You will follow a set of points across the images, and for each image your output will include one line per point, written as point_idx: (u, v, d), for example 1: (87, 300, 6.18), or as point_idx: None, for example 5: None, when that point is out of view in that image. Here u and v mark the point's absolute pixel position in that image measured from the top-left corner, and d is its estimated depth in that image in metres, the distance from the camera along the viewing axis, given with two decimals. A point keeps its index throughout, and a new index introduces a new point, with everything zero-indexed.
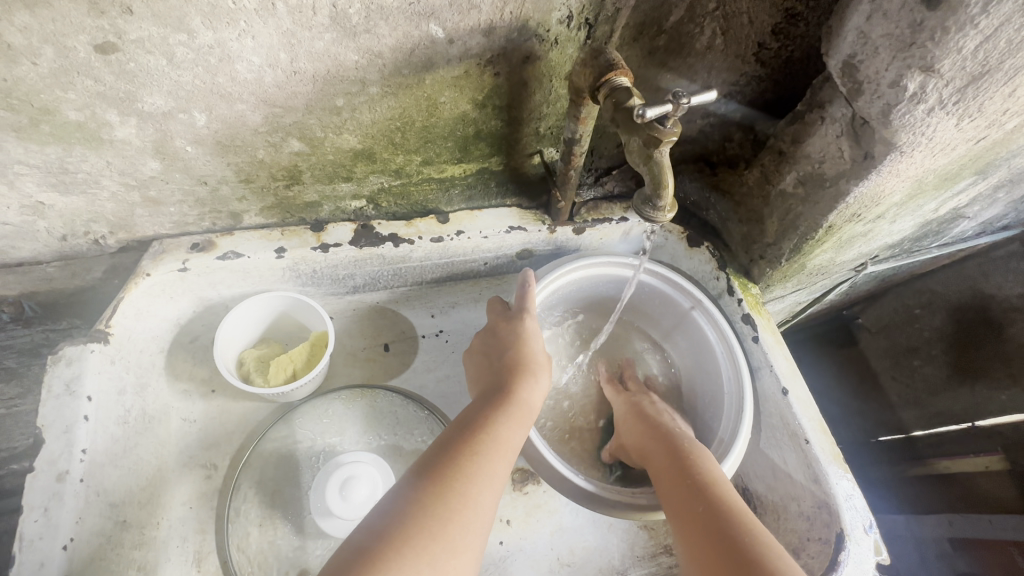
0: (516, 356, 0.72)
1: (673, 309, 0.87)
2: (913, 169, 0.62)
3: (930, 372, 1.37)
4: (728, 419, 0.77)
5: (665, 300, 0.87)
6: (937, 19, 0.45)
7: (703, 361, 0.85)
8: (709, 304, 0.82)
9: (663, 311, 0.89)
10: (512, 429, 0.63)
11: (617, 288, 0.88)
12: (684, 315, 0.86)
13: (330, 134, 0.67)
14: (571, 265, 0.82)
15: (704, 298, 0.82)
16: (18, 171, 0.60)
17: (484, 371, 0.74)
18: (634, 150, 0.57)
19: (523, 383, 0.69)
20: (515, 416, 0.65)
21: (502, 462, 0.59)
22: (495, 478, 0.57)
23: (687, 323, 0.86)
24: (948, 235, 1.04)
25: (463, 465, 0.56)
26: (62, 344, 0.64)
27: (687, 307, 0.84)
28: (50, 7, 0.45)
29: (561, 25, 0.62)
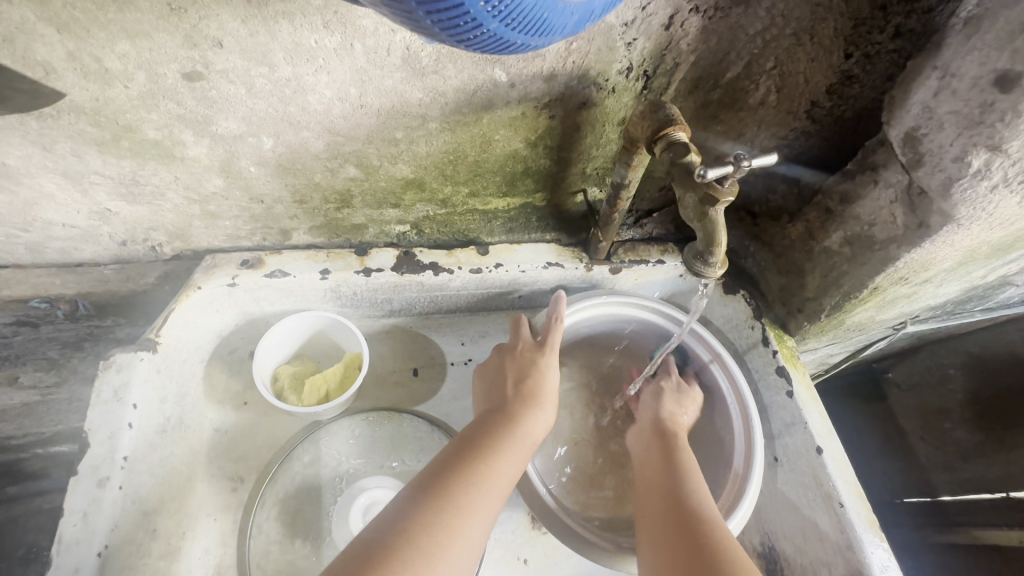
0: (537, 367, 0.73)
1: (693, 362, 0.85)
2: (968, 240, 0.61)
3: (961, 435, 1.36)
4: (735, 473, 0.74)
5: (684, 352, 0.85)
6: (1009, 102, 0.45)
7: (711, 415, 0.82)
8: (729, 359, 0.80)
9: (678, 367, 0.88)
10: (528, 434, 0.66)
11: (639, 333, 0.87)
12: (702, 369, 0.83)
13: (386, 163, 0.70)
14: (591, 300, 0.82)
15: (724, 353, 0.81)
16: (93, 180, 0.63)
17: (493, 381, 0.74)
18: (689, 206, 0.58)
19: (541, 391, 0.71)
20: (532, 425, 0.67)
21: (496, 491, 0.58)
22: (508, 480, 0.60)
23: (703, 379, 0.83)
24: (992, 300, 1.01)
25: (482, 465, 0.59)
26: (114, 351, 0.66)
27: (706, 360, 0.82)
28: (149, 38, 0.48)
29: (621, 75, 0.63)
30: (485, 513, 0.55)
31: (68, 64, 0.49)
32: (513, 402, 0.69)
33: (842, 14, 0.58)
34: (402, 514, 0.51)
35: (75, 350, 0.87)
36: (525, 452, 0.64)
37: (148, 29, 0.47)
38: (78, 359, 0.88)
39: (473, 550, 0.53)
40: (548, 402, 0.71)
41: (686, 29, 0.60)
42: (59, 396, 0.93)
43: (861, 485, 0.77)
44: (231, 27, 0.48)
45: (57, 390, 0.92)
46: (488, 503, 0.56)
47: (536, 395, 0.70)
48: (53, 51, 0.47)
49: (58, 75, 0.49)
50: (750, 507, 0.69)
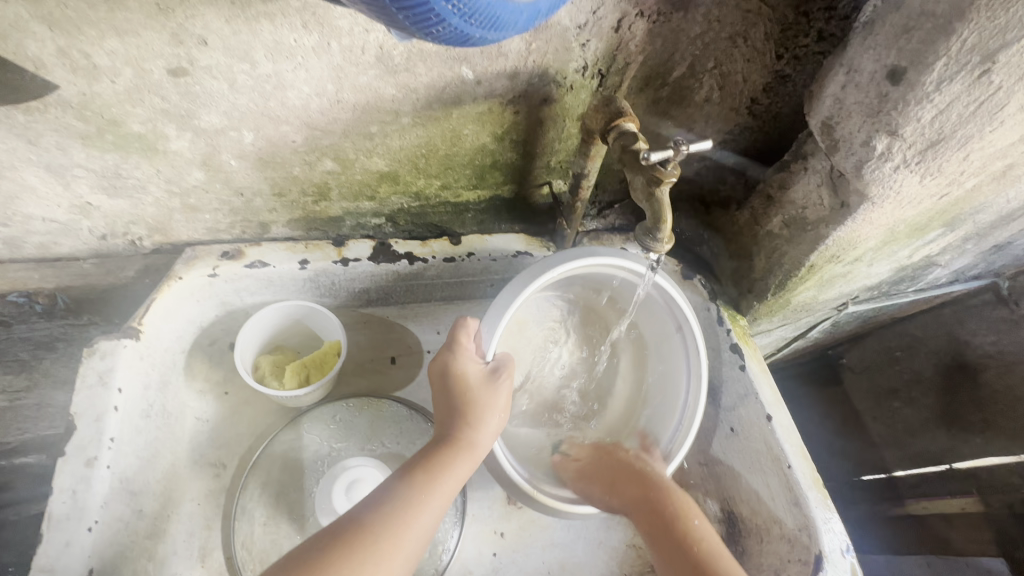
0: (473, 363, 0.71)
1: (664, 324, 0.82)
2: (885, 218, 0.69)
3: (909, 413, 1.47)
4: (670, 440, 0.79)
5: (654, 315, 0.83)
6: (899, 93, 0.52)
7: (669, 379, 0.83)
8: (695, 331, 0.77)
9: (652, 321, 0.85)
10: (468, 448, 0.67)
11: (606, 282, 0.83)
12: (669, 335, 0.82)
13: (361, 156, 0.74)
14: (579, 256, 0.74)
15: (691, 323, 0.78)
16: (76, 173, 0.65)
17: (432, 384, 0.74)
18: (638, 188, 0.64)
19: (480, 396, 0.69)
20: (472, 436, 0.68)
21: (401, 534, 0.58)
22: (432, 505, 0.61)
23: (668, 344, 0.82)
24: (923, 281, 1.11)
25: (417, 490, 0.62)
26: (98, 338, 0.68)
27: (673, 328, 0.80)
28: (137, 36, 0.52)
29: (577, 73, 0.70)
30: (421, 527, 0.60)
31: (58, 60, 0.52)
32: (449, 416, 0.69)
33: (770, 19, 0.66)
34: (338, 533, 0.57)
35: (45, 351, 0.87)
36: (463, 465, 0.66)
37: (136, 27, 0.51)
38: (50, 359, 0.87)
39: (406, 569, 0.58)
40: (489, 404, 0.69)
41: (634, 31, 0.66)
42: (28, 400, 0.88)
43: (806, 449, 0.84)
44: (216, 27, 0.52)
45: (27, 393, 0.88)
46: (419, 529, 0.59)
47: (472, 402, 0.69)
48: (44, 47, 0.50)
49: (47, 70, 0.52)
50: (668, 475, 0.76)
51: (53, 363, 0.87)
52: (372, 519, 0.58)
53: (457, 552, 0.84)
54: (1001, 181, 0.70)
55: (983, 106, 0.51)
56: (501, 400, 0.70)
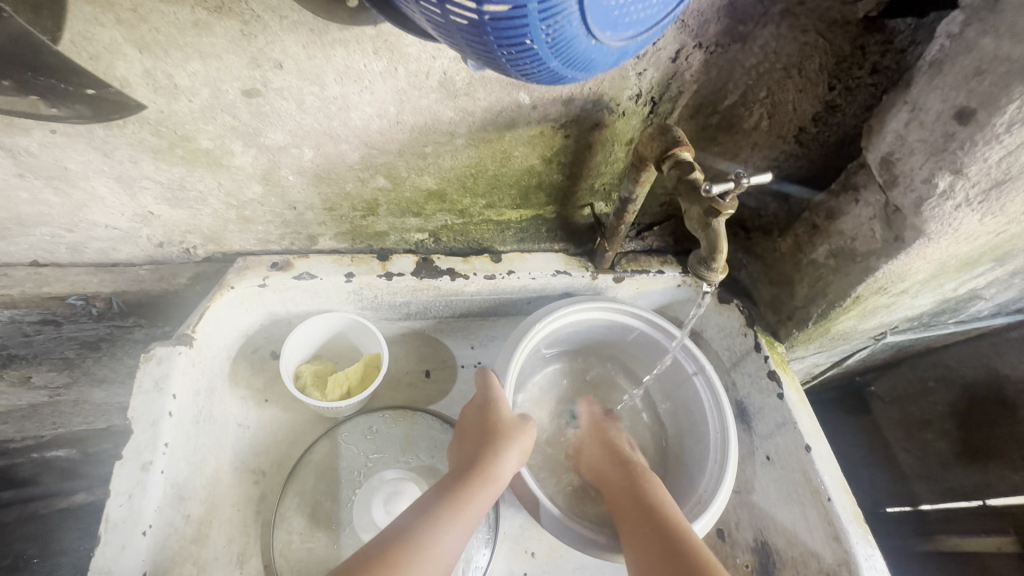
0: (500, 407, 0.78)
1: (681, 371, 0.89)
2: (938, 254, 0.69)
3: (942, 446, 1.44)
4: (709, 482, 0.79)
5: (671, 363, 0.90)
6: (967, 132, 0.52)
7: (696, 430, 0.87)
8: (711, 371, 0.84)
9: (668, 375, 0.93)
10: (493, 476, 0.72)
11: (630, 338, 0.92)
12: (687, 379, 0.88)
13: (413, 175, 0.75)
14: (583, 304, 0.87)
15: (707, 366, 0.85)
16: (143, 185, 0.68)
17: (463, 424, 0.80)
18: (694, 217, 0.64)
19: (504, 431, 0.76)
20: (499, 465, 0.73)
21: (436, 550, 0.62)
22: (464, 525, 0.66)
23: (686, 389, 0.89)
24: (965, 313, 1.09)
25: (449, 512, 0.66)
26: (154, 344, 0.70)
27: (690, 372, 0.87)
28: (218, 59, 0.54)
29: (630, 100, 0.70)
30: (448, 547, 0.63)
31: (143, 80, 0.54)
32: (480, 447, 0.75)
33: (826, 52, 0.66)
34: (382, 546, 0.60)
35: (91, 350, 0.89)
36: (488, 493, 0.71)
37: (219, 51, 0.53)
38: (93, 357, 0.90)
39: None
40: (515, 441, 0.75)
41: (690, 62, 0.67)
42: (67, 395, 0.95)
43: (847, 482, 0.83)
44: (293, 52, 0.54)
45: (65, 389, 0.93)
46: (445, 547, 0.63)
47: (500, 436, 0.75)
48: (132, 68, 0.53)
49: (132, 89, 0.55)
50: (707, 525, 0.74)
51: (95, 362, 0.90)
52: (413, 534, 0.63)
53: (489, 569, 0.84)
54: None
55: None
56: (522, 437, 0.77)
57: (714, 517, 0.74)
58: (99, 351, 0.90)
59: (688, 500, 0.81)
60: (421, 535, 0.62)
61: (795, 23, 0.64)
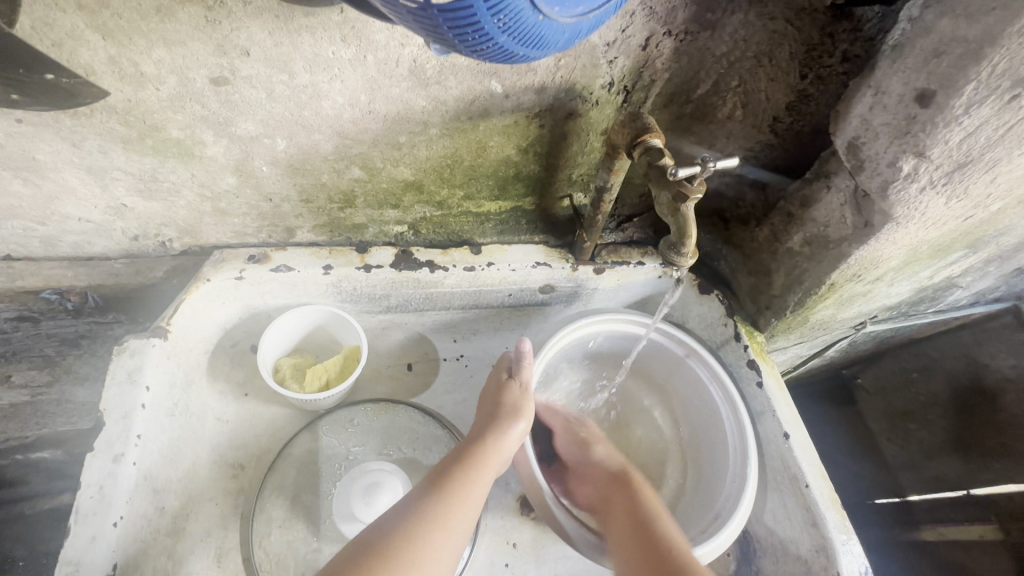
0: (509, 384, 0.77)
1: (671, 355, 0.91)
2: (908, 239, 0.69)
3: (925, 435, 1.47)
4: (735, 460, 0.80)
5: (660, 351, 0.92)
6: (927, 115, 0.52)
7: (704, 415, 0.88)
8: (704, 352, 0.86)
9: (660, 363, 0.94)
10: (496, 450, 0.70)
11: (615, 344, 0.93)
12: (679, 363, 0.90)
13: (388, 165, 0.75)
14: (574, 320, 0.87)
15: (699, 347, 0.87)
16: (115, 176, 0.68)
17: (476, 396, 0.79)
18: (664, 203, 0.65)
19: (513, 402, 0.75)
20: (499, 443, 0.70)
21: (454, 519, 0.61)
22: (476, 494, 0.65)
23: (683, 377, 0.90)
24: (943, 302, 1.10)
25: (460, 483, 0.65)
26: (127, 336, 0.70)
27: (682, 355, 0.89)
28: (184, 46, 0.54)
29: (603, 89, 0.71)
30: (464, 518, 0.62)
31: (108, 67, 0.54)
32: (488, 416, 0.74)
33: (795, 40, 0.67)
34: (392, 528, 0.58)
35: (73, 347, 0.86)
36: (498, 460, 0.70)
37: (184, 38, 0.53)
38: (74, 356, 0.86)
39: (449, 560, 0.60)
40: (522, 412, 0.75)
41: (661, 50, 0.67)
42: (50, 396, 0.85)
43: (825, 469, 0.83)
44: (259, 39, 0.54)
45: (48, 390, 0.85)
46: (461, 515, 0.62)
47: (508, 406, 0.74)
48: (96, 55, 0.53)
49: (97, 77, 0.55)
50: (748, 509, 0.74)
51: (76, 361, 0.86)
52: (421, 514, 0.60)
53: (471, 561, 0.84)
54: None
55: (1013, 129, 0.51)
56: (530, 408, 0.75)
57: (750, 506, 0.74)
58: (84, 347, 0.87)
59: (718, 486, 0.81)
60: (438, 506, 0.62)
61: (763, 10, 0.64)
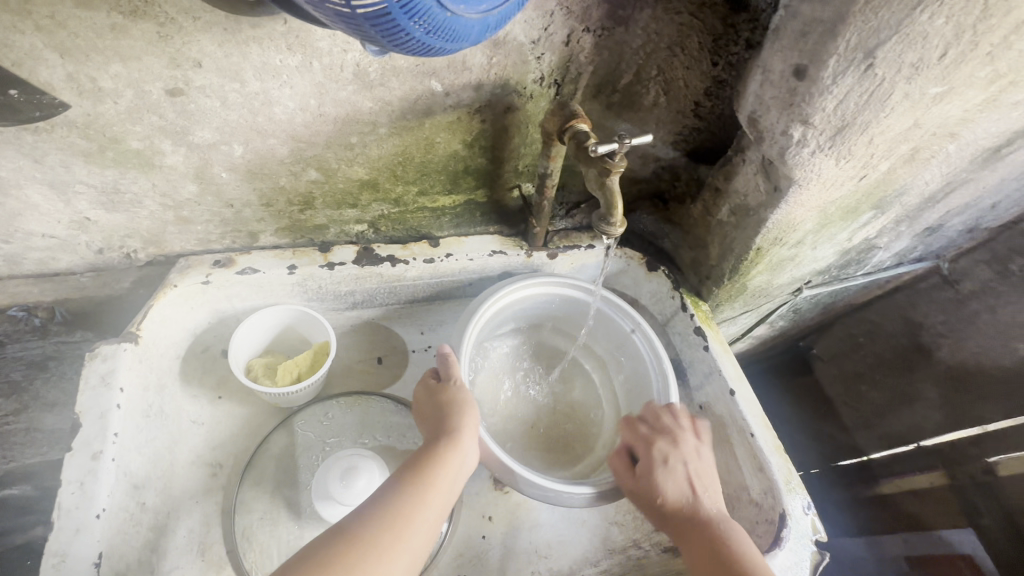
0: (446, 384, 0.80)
1: (617, 331, 0.96)
2: (814, 200, 0.77)
3: (875, 396, 1.55)
4: None
5: (607, 322, 0.97)
6: (804, 87, 0.61)
7: (640, 385, 0.93)
8: (647, 327, 0.91)
9: (607, 334, 0.99)
10: (458, 447, 0.73)
11: (568, 310, 0.99)
12: (626, 338, 0.95)
13: (343, 166, 0.80)
14: (517, 283, 0.92)
15: (643, 324, 0.92)
16: (77, 190, 0.71)
17: (423, 398, 0.81)
18: (591, 179, 0.73)
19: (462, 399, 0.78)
20: (460, 443, 0.73)
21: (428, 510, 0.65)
22: (443, 485, 0.69)
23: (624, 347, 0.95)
24: (869, 264, 1.21)
25: (425, 481, 0.68)
26: (99, 343, 0.73)
27: (628, 330, 0.94)
28: (139, 61, 0.58)
29: (536, 83, 0.78)
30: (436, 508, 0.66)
31: (67, 84, 0.58)
32: (441, 416, 0.77)
33: (701, 31, 0.75)
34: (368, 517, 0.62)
35: (39, 371, 0.81)
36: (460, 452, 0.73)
37: (138, 52, 0.57)
38: (42, 379, 0.81)
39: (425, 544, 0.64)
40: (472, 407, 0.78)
41: (582, 44, 0.75)
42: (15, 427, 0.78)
43: (768, 418, 0.91)
44: (210, 50, 0.59)
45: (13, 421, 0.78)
46: (432, 507, 0.66)
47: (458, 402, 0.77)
48: (54, 73, 0.56)
49: (56, 93, 0.58)
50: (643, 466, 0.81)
51: (43, 385, 0.80)
52: (396, 507, 0.64)
53: (450, 537, 0.88)
54: (912, 165, 0.78)
55: (874, 96, 0.59)
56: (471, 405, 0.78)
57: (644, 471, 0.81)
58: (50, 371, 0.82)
59: None
60: (411, 499, 0.65)
61: (668, 6, 0.72)
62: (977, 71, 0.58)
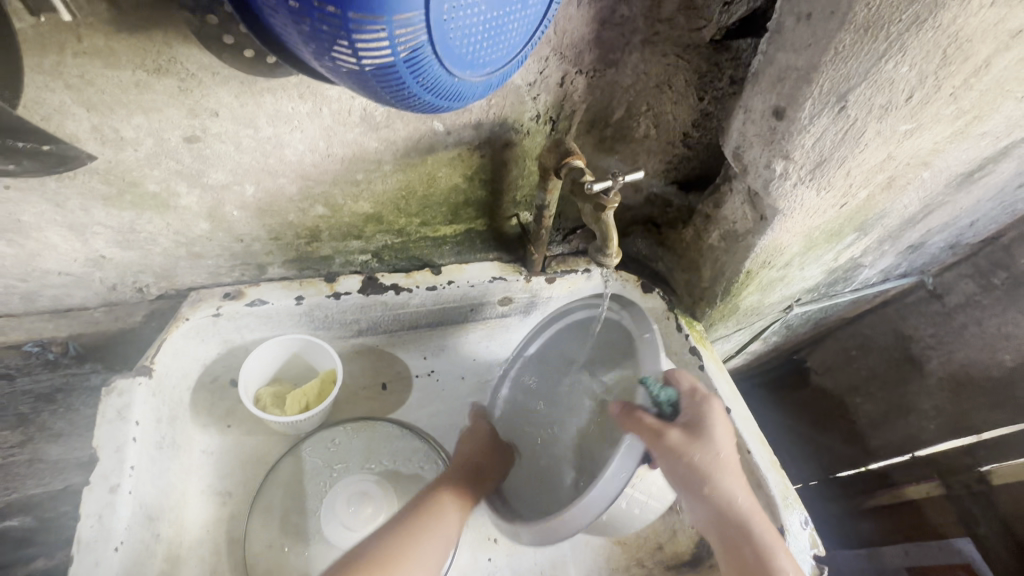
0: (481, 428, 0.95)
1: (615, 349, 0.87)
2: (800, 227, 0.82)
3: (869, 408, 1.58)
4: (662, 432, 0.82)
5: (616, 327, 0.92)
6: (783, 126, 0.65)
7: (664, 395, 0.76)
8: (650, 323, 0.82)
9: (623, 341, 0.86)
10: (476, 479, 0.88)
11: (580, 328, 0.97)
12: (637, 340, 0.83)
13: (349, 201, 0.84)
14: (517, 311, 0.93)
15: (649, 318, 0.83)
16: (95, 231, 0.74)
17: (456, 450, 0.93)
18: (588, 214, 0.78)
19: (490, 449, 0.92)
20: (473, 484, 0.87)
21: (431, 537, 0.77)
22: (450, 517, 0.81)
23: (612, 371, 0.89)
24: (856, 281, 1.25)
25: (439, 505, 0.82)
26: (114, 377, 0.75)
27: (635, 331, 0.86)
28: (160, 112, 0.62)
29: (532, 121, 0.82)
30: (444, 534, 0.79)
31: (91, 134, 0.61)
32: (469, 456, 0.90)
33: (687, 69, 0.79)
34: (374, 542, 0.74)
35: (45, 403, 0.84)
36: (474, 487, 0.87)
37: (160, 105, 0.61)
38: (49, 412, 0.84)
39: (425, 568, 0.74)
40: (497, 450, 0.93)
41: (575, 85, 0.80)
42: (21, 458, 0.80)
43: (764, 435, 0.93)
44: (227, 101, 0.63)
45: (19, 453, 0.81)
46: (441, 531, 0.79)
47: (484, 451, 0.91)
48: (80, 125, 0.60)
49: (81, 144, 0.62)
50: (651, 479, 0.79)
51: (52, 416, 0.83)
52: (410, 524, 0.78)
53: (455, 562, 0.90)
54: (890, 191, 0.82)
55: (848, 134, 0.63)
56: (503, 453, 0.93)
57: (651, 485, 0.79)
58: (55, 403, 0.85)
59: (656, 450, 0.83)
60: (423, 524, 0.78)
61: (654, 48, 0.77)
62: (942, 109, 0.63)
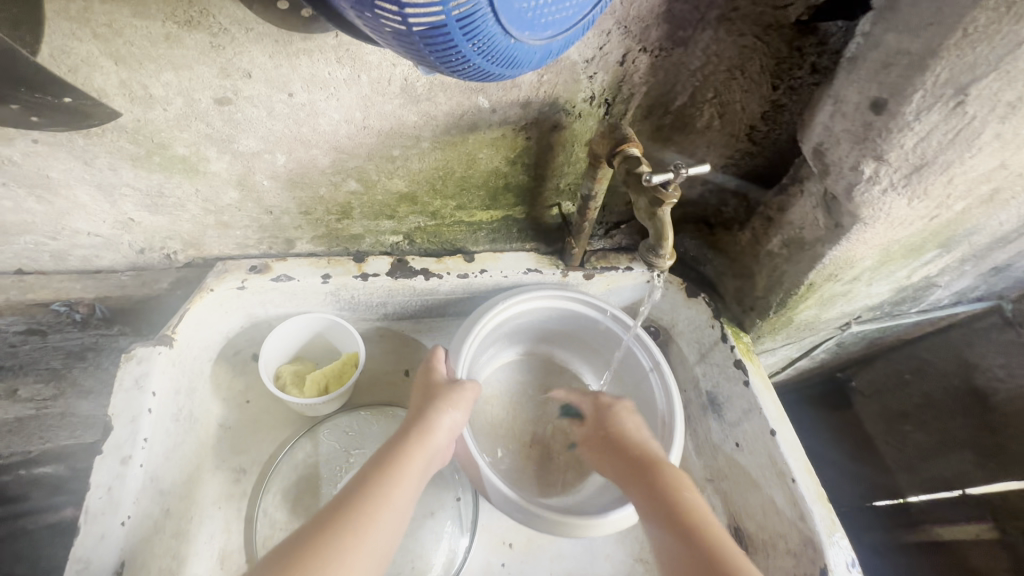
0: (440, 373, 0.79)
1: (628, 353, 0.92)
2: (878, 239, 0.72)
3: (919, 437, 1.44)
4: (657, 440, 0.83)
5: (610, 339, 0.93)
6: (882, 122, 0.57)
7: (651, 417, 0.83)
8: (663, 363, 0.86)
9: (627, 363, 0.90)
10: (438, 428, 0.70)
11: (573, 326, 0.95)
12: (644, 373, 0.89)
13: (383, 178, 0.79)
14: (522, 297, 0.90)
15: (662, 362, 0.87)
16: (123, 192, 0.71)
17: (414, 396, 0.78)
18: (642, 208, 0.71)
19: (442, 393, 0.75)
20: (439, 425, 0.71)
21: (395, 503, 0.60)
22: (415, 478, 0.64)
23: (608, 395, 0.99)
24: (925, 302, 1.13)
25: (394, 463, 0.64)
26: (135, 344, 0.73)
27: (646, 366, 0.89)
28: (190, 70, 0.58)
29: (585, 103, 0.75)
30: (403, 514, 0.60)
31: (119, 90, 0.58)
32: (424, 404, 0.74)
33: (765, 53, 0.70)
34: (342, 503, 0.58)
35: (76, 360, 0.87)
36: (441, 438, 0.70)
37: (190, 62, 0.57)
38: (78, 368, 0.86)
39: (390, 535, 0.58)
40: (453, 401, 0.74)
41: (637, 64, 0.72)
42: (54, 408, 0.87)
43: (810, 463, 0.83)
44: (260, 61, 0.59)
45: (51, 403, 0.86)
46: (404, 495, 0.62)
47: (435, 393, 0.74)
48: (108, 79, 0.57)
49: (109, 99, 0.58)
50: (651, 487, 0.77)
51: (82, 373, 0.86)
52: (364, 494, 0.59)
53: (466, 561, 0.86)
54: (989, 205, 0.72)
55: (960, 135, 0.55)
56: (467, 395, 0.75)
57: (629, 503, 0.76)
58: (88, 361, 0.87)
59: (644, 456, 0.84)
60: (385, 483, 0.61)
61: (732, 27, 0.68)
62: None
